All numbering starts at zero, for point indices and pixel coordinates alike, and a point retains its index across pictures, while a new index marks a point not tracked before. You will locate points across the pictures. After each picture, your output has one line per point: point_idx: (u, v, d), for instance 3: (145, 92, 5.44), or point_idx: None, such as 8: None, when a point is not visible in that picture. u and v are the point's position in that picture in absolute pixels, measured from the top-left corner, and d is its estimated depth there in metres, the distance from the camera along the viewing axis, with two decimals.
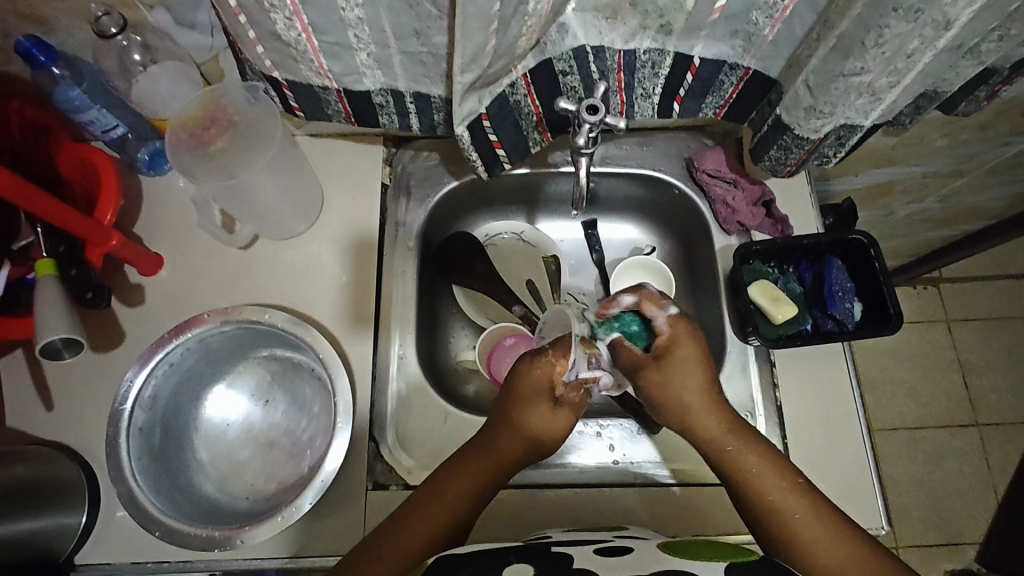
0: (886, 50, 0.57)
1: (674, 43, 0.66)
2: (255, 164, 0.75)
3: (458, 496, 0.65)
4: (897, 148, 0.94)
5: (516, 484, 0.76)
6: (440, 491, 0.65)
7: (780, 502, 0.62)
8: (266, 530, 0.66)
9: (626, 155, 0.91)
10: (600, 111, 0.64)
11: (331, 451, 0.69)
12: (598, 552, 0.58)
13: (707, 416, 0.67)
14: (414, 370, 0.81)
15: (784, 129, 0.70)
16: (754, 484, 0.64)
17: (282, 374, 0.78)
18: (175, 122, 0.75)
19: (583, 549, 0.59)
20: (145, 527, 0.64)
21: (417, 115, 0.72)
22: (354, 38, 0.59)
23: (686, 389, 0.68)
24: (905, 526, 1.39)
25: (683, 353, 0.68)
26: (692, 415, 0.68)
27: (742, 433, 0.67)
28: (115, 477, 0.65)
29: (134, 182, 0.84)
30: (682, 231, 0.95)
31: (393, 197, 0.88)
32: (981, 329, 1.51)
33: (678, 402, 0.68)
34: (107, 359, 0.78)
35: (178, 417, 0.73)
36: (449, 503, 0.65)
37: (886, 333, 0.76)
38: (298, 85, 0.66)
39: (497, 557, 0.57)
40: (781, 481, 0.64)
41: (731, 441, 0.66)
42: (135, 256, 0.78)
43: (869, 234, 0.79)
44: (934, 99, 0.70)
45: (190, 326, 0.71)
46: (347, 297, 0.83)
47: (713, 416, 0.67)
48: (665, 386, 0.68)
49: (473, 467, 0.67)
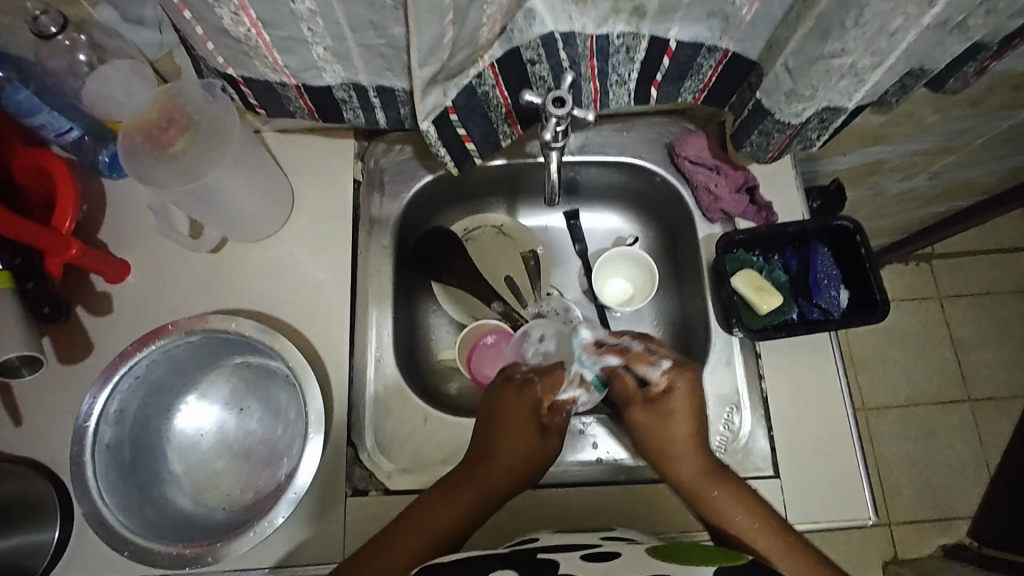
0: (867, 30, 0.54)
1: (649, 26, 0.63)
2: (218, 164, 0.72)
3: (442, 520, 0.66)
4: (885, 127, 0.91)
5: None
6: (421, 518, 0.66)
7: (761, 539, 0.64)
8: (239, 546, 0.64)
9: (605, 142, 0.88)
10: (568, 103, 0.61)
11: (303, 460, 0.65)
12: (582, 557, 0.57)
13: (688, 461, 0.69)
14: (392, 372, 0.80)
15: (765, 114, 0.68)
16: (730, 519, 0.66)
17: (255, 382, 0.76)
18: (128, 125, 0.71)
19: (568, 555, 0.58)
20: (114, 548, 0.62)
21: (382, 109, 0.69)
22: (309, 31, 0.56)
23: (672, 437, 0.71)
24: (898, 502, 1.39)
25: (682, 400, 0.72)
26: (676, 460, 0.70)
27: (721, 474, 0.69)
28: (80, 496, 0.62)
29: (96, 185, 0.81)
30: (665, 219, 0.93)
31: (366, 193, 0.86)
32: (973, 305, 1.50)
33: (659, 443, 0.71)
34: (77, 371, 0.76)
35: (148, 431, 0.71)
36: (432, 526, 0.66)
37: (874, 320, 0.75)
38: (255, 81, 0.63)
39: (483, 564, 0.56)
40: (760, 517, 0.65)
41: (709, 481, 0.68)
42: (99, 263, 0.75)
43: (855, 219, 0.77)
44: (919, 77, 0.68)
45: (153, 338, 0.67)
46: (320, 299, 0.80)
47: (696, 462, 0.69)
48: (653, 425, 0.72)
49: (464, 496, 0.68)
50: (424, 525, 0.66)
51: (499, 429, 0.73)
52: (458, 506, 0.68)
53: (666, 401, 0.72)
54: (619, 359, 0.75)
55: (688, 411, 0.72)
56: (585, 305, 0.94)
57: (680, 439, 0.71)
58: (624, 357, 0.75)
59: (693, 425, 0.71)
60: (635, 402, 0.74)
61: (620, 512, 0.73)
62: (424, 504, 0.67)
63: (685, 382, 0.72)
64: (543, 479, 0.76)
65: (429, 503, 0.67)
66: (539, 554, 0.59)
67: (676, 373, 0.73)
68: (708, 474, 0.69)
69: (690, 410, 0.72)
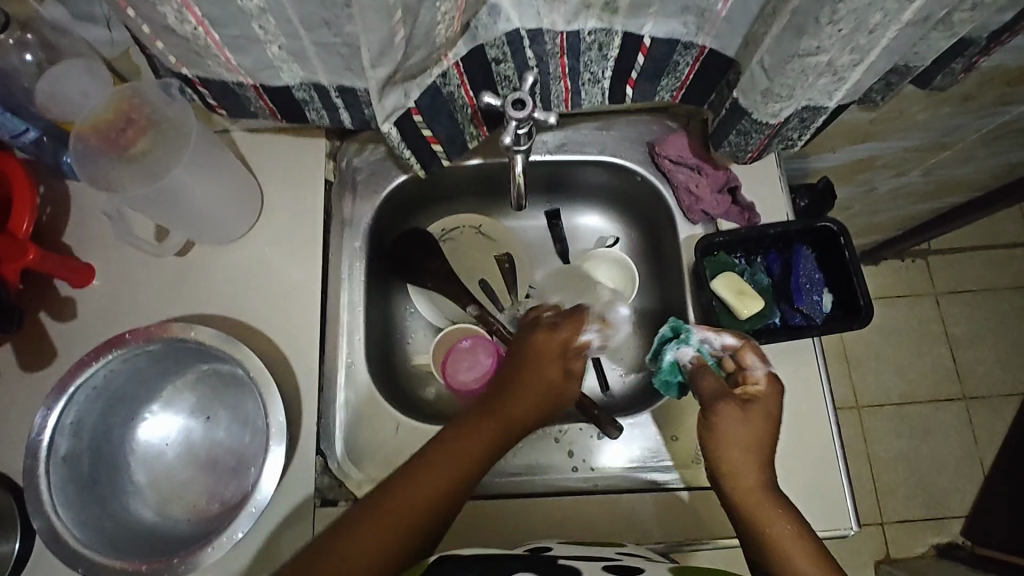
0: (842, 27, 0.51)
1: (621, 23, 0.60)
2: (178, 166, 0.69)
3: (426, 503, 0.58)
4: (875, 123, 0.88)
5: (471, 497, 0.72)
6: (410, 486, 0.59)
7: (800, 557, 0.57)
8: (196, 562, 0.62)
9: (585, 141, 0.86)
10: (528, 105, 0.60)
11: (265, 472, 0.63)
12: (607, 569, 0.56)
13: (754, 467, 0.62)
14: (363, 380, 0.78)
15: (742, 114, 0.66)
16: (776, 535, 0.58)
17: (222, 390, 0.75)
18: (82, 126, 0.69)
19: (592, 565, 0.57)
20: (68, 564, 0.60)
21: (347, 109, 0.67)
22: (260, 29, 0.53)
23: (740, 442, 0.62)
24: (890, 502, 1.38)
25: (766, 406, 0.64)
26: (742, 467, 0.62)
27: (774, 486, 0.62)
28: (34, 511, 0.61)
29: (62, 186, 0.79)
30: (647, 219, 0.90)
31: (338, 194, 0.83)
32: (968, 303, 1.47)
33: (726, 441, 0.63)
34: (37, 380, 0.74)
35: (110, 441, 0.70)
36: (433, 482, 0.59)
37: (856, 326, 0.73)
38: (211, 81, 0.61)
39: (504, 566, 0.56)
40: (802, 540, 0.58)
41: (762, 489, 0.61)
42: (61, 268, 0.73)
43: (840, 222, 0.75)
44: (904, 74, 0.65)
45: (111, 347, 0.65)
46: (289, 304, 0.78)
47: (759, 468, 0.62)
48: (727, 422, 0.63)
49: (474, 441, 0.63)
50: (412, 496, 0.58)
51: (522, 367, 0.69)
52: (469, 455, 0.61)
53: (755, 403, 0.65)
54: (738, 342, 0.69)
55: (768, 420, 0.64)
56: None
57: (748, 445, 0.62)
58: (736, 342, 0.69)
59: (766, 435, 0.63)
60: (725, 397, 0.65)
61: (623, 523, 0.71)
62: (425, 460, 0.61)
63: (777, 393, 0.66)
64: (523, 488, 0.75)
65: (437, 453, 0.61)
66: (560, 561, 0.58)
67: (778, 381, 0.66)
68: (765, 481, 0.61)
69: (768, 417, 0.64)
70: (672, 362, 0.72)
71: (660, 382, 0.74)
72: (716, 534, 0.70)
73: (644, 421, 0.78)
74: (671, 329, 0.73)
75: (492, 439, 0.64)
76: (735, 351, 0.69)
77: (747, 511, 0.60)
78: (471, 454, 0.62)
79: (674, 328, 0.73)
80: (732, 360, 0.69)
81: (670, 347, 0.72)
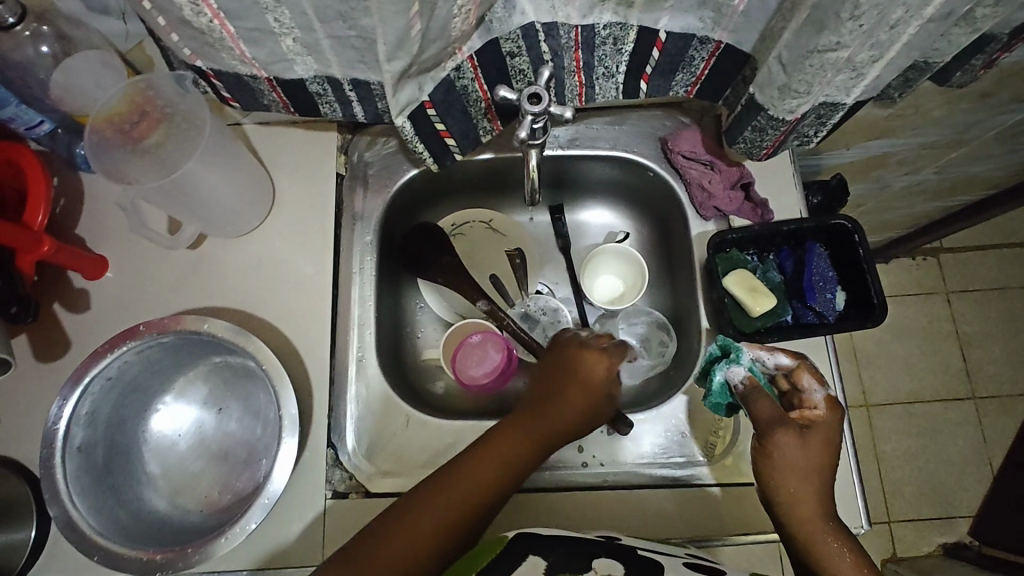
0: (864, 22, 0.50)
1: (637, 17, 0.60)
2: (191, 157, 0.69)
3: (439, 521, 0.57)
4: (890, 120, 0.86)
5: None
6: (441, 493, 0.58)
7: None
8: (210, 552, 0.62)
9: (596, 135, 0.85)
10: (544, 100, 0.59)
11: (278, 465, 0.63)
12: (688, 566, 0.58)
13: (811, 493, 0.59)
14: (374, 373, 0.78)
15: (758, 110, 0.65)
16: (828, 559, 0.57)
17: (234, 381, 0.75)
18: (95, 119, 0.68)
19: (672, 560, 0.59)
20: (84, 553, 0.61)
21: (360, 103, 0.67)
22: (275, 22, 0.53)
23: (796, 467, 0.59)
24: (898, 500, 1.37)
25: (822, 431, 0.61)
26: (799, 494, 0.59)
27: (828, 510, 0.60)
28: (50, 499, 0.62)
29: (74, 178, 0.79)
30: (658, 215, 0.90)
31: (349, 187, 0.83)
32: (979, 301, 1.46)
33: (779, 467, 0.59)
34: (53, 370, 0.75)
35: (123, 432, 0.70)
36: (460, 490, 0.59)
37: (869, 325, 0.72)
38: (225, 74, 0.61)
39: (585, 549, 0.58)
40: (856, 564, 0.57)
41: (816, 513, 0.59)
42: (75, 260, 0.73)
43: (854, 219, 0.74)
44: (923, 71, 0.64)
45: (125, 339, 0.66)
46: (300, 297, 0.78)
47: (815, 493, 0.59)
48: (784, 449, 0.59)
49: (511, 450, 0.62)
50: (444, 507, 0.58)
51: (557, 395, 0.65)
52: (500, 466, 0.61)
53: (813, 428, 0.61)
54: (793, 362, 0.66)
55: (826, 447, 0.60)
56: (574, 305, 0.92)
57: (805, 471, 0.59)
58: (791, 362, 0.66)
59: (824, 460, 0.60)
60: (784, 422, 0.60)
61: (641, 518, 0.71)
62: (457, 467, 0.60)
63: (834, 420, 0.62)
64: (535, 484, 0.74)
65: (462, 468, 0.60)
66: (641, 551, 0.59)
67: (838, 408, 0.63)
68: (820, 504, 0.59)
69: (826, 442, 0.61)
70: (722, 382, 0.66)
71: (710, 403, 0.69)
72: (723, 530, 0.71)
73: (652, 418, 0.78)
74: (721, 346, 0.69)
75: (533, 450, 0.62)
76: (789, 372, 0.66)
77: (801, 537, 0.59)
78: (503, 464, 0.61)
79: (722, 346, 0.68)
80: (785, 380, 0.66)
81: (720, 366, 0.67)
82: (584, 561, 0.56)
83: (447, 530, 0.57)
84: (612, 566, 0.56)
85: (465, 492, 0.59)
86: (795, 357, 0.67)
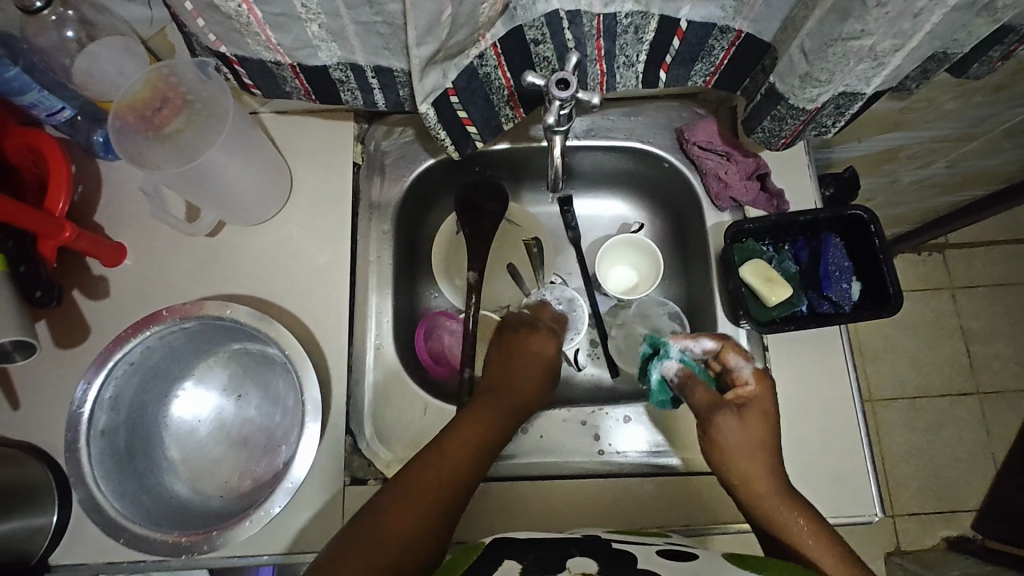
0: (889, 10, 0.51)
1: (659, 5, 0.60)
2: (212, 144, 0.69)
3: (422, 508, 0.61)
4: (904, 113, 0.87)
5: (493, 481, 0.74)
6: (421, 479, 0.64)
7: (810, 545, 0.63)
8: (233, 535, 0.62)
9: (612, 126, 0.86)
10: (572, 86, 0.60)
11: (301, 450, 0.64)
12: (661, 554, 0.57)
13: (762, 468, 0.67)
14: (391, 358, 0.79)
15: (778, 99, 0.65)
16: (786, 528, 0.64)
17: (254, 368, 0.76)
18: (119, 105, 0.68)
19: (646, 549, 0.58)
20: (110, 535, 0.61)
21: (381, 90, 0.67)
22: (301, 8, 0.54)
23: (736, 448, 0.68)
24: (902, 493, 1.38)
25: (759, 407, 0.70)
26: (752, 474, 0.67)
27: (783, 485, 0.67)
28: (75, 481, 0.62)
29: (93, 165, 0.80)
30: (672, 206, 0.90)
31: (366, 176, 0.83)
32: (985, 297, 1.47)
33: (721, 450, 0.69)
34: (73, 356, 0.75)
35: (146, 416, 0.71)
36: (430, 484, 0.63)
37: (884, 315, 0.73)
38: (249, 60, 0.61)
39: (558, 551, 0.57)
40: (813, 527, 0.64)
41: (770, 490, 0.66)
42: (95, 247, 0.73)
43: (870, 209, 0.74)
44: (942, 61, 0.65)
45: (149, 323, 0.66)
46: (318, 285, 0.78)
47: (762, 470, 0.67)
48: (721, 433, 0.70)
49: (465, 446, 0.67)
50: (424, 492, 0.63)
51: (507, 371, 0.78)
52: (468, 450, 0.67)
53: (750, 406, 0.70)
54: (717, 344, 0.74)
55: (765, 421, 0.69)
56: (586, 295, 0.92)
57: (747, 451, 0.68)
58: (716, 345, 0.74)
59: (765, 434, 0.69)
60: (715, 402, 0.72)
61: (658, 506, 0.72)
62: (418, 467, 0.65)
63: (765, 388, 0.71)
64: (550, 471, 0.76)
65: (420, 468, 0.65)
66: (613, 545, 0.59)
67: (767, 377, 0.72)
68: (772, 481, 0.67)
69: (761, 415, 0.70)
70: (660, 377, 0.76)
71: (656, 402, 0.77)
72: (733, 518, 0.71)
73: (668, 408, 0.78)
74: (652, 346, 0.79)
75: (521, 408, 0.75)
76: (717, 354, 0.74)
77: (763, 514, 0.65)
78: (477, 444, 0.68)
79: (653, 344, 0.79)
80: (717, 362, 0.75)
81: (654, 364, 0.76)
82: (558, 562, 0.54)
83: (424, 523, 0.61)
84: (586, 564, 0.53)
85: (432, 491, 0.63)
86: (720, 337, 0.74)
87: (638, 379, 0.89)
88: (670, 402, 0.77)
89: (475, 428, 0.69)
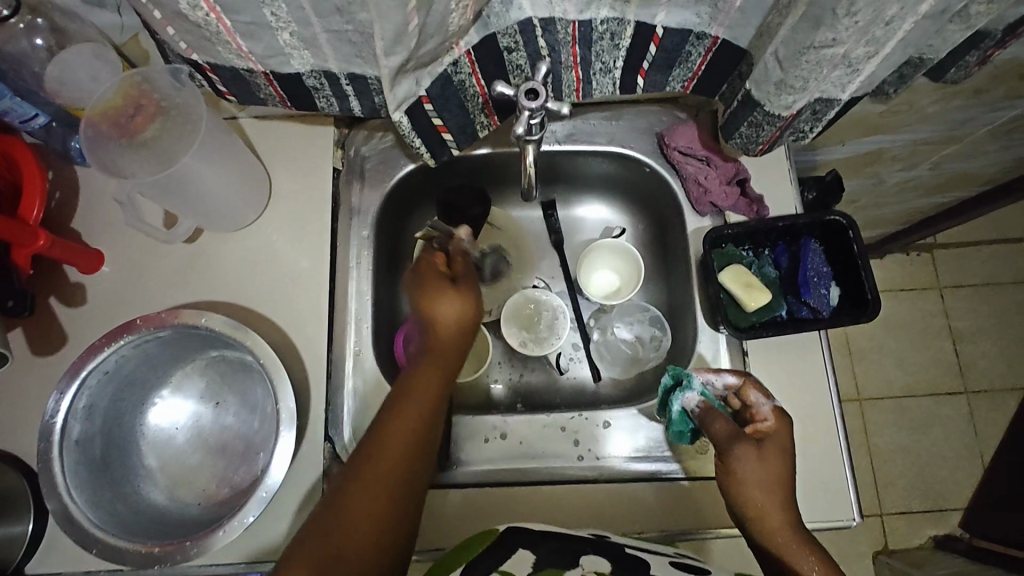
0: (859, 18, 0.51)
1: (634, 12, 0.60)
2: (189, 151, 0.68)
3: (375, 522, 0.58)
4: (885, 116, 0.87)
5: (462, 487, 0.73)
6: (375, 489, 0.59)
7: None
8: (206, 546, 0.62)
9: (593, 131, 0.85)
10: (541, 95, 0.60)
11: (275, 458, 0.64)
12: (674, 565, 0.57)
13: (775, 505, 0.63)
14: (371, 367, 0.78)
15: (754, 106, 0.65)
16: (798, 566, 0.61)
17: (231, 376, 0.76)
18: (91, 113, 0.67)
19: (657, 558, 0.58)
20: (81, 545, 0.61)
21: (357, 97, 0.67)
22: (271, 16, 0.53)
23: (757, 480, 0.64)
24: (889, 493, 1.39)
25: (776, 442, 0.67)
26: (767, 508, 0.63)
27: (796, 521, 0.64)
28: (47, 492, 0.62)
29: (70, 171, 0.79)
30: (655, 209, 0.90)
31: (346, 182, 0.83)
32: (972, 297, 1.47)
33: (739, 483, 0.64)
34: (49, 364, 0.75)
35: (121, 425, 0.71)
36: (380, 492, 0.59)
37: (863, 320, 0.73)
38: (222, 68, 0.61)
39: (575, 546, 0.57)
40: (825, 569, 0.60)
41: (783, 521, 0.63)
42: (70, 254, 0.72)
43: (848, 215, 0.74)
44: (918, 67, 0.65)
45: (123, 332, 0.66)
46: (296, 291, 0.78)
47: (780, 504, 0.64)
48: (747, 467, 0.64)
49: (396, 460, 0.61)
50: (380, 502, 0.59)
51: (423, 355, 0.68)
52: (401, 472, 0.61)
53: (768, 441, 0.67)
54: (738, 380, 0.72)
55: (783, 455, 0.66)
56: (568, 298, 0.93)
57: (767, 484, 0.64)
58: (738, 380, 0.72)
59: (784, 472, 0.65)
60: (739, 435, 0.66)
61: (639, 512, 0.72)
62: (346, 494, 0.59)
63: (785, 427, 0.68)
64: (533, 477, 0.76)
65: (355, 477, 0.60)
66: (627, 550, 0.59)
67: (785, 415, 0.69)
68: (786, 513, 0.64)
69: (781, 450, 0.66)
70: (680, 410, 0.71)
71: (674, 432, 0.73)
72: (715, 523, 0.71)
73: (645, 414, 0.78)
74: (672, 377, 0.73)
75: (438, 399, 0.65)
76: (738, 390, 0.72)
77: (773, 548, 0.63)
78: (400, 458, 0.61)
79: (674, 375, 0.73)
80: (736, 398, 0.72)
81: (675, 395, 0.72)
82: (572, 559, 0.54)
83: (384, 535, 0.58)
84: (600, 562, 0.54)
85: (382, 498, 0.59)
86: (741, 374, 0.73)
87: (621, 383, 0.88)
88: (691, 437, 0.73)
89: (388, 450, 0.61)
